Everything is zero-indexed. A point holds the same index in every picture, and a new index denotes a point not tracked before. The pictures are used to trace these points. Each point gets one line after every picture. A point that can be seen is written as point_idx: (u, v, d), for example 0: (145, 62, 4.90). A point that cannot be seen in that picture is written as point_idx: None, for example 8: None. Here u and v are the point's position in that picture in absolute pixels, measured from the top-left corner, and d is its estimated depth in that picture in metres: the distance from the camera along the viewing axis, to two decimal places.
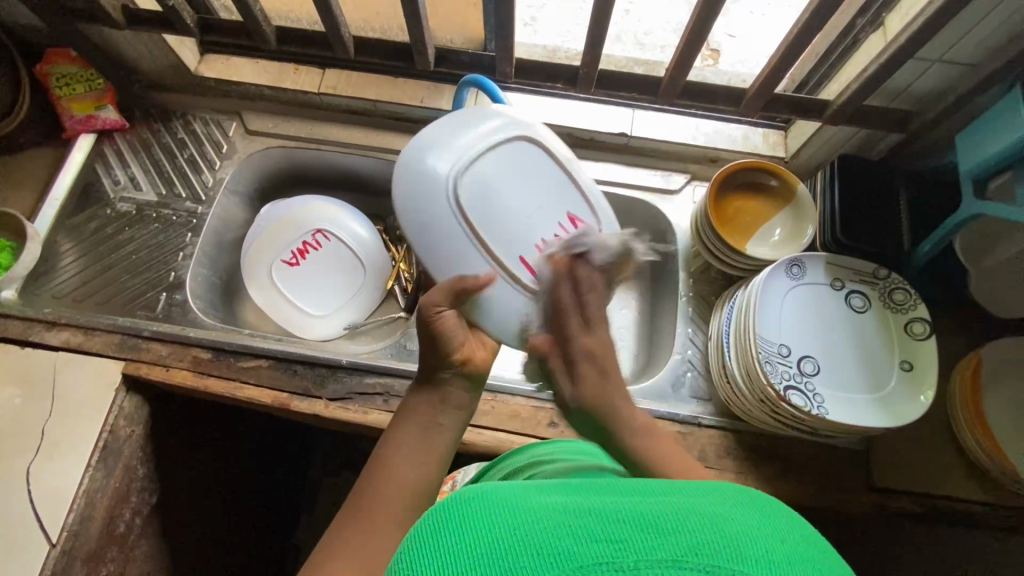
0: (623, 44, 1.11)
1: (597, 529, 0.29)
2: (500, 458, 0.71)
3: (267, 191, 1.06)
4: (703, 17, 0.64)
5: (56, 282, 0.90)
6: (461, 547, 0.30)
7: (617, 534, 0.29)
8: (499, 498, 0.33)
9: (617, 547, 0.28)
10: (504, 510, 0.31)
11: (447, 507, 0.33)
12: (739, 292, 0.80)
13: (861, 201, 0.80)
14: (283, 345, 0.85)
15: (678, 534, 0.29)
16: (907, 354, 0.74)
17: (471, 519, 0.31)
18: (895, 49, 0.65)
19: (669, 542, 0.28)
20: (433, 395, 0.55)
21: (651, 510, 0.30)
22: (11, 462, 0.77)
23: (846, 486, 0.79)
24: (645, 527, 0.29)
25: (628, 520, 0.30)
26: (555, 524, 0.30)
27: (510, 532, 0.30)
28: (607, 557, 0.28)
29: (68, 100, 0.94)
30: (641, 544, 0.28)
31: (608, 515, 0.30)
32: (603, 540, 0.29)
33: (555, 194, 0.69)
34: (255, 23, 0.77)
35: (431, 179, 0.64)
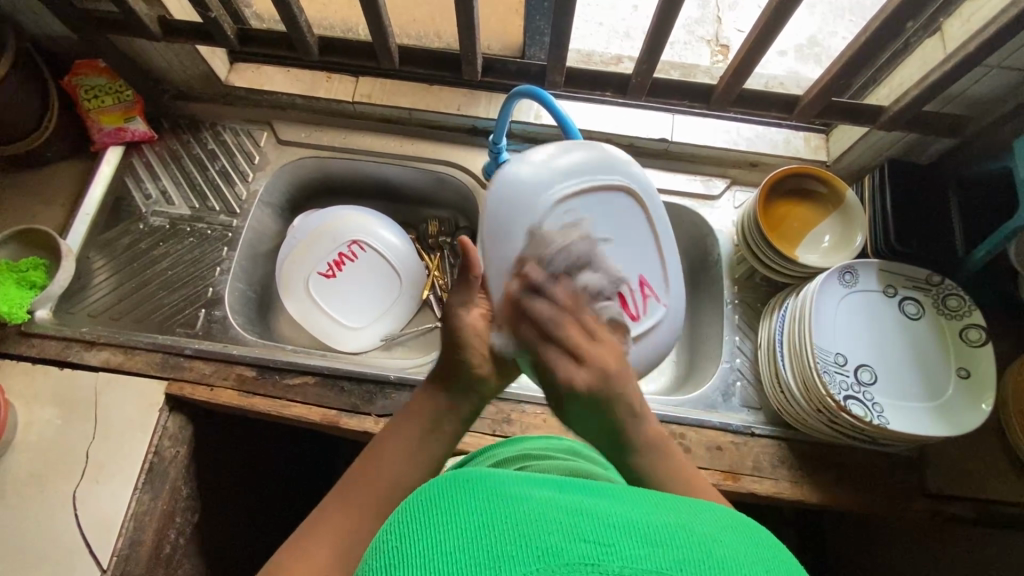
0: (633, 42, 1.07)
1: (587, 528, 0.28)
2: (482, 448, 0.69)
3: (298, 202, 1.04)
4: (765, 32, 0.64)
5: (90, 300, 0.88)
6: (448, 524, 0.29)
7: (605, 538, 0.28)
8: (491, 480, 0.32)
9: (604, 550, 0.27)
10: (500, 495, 0.30)
11: (441, 481, 0.32)
12: (790, 300, 0.79)
13: (912, 207, 0.79)
14: (328, 361, 0.83)
15: (667, 548, 0.28)
16: (964, 361, 0.74)
17: (461, 500, 0.30)
18: (962, 56, 0.64)
19: (656, 555, 0.28)
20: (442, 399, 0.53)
21: (644, 519, 0.30)
22: (55, 487, 0.76)
23: (899, 494, 0.78)
24: (635, 534, 0.28)
25: (622, 526, 0.29)
26: (546, 516, 0.29)
27: (499, 516, 0.29)
28: (593, 559, 0.27)
29: (97, 112, 0.91)
30: (629, 551, 0.28)
31: (600, 515, 0.29)
32: (591, 542, 0.28)
33: (637, 250, 0.67)
34: (300, 34, 0.75)
35: (528, 185, 0.63)
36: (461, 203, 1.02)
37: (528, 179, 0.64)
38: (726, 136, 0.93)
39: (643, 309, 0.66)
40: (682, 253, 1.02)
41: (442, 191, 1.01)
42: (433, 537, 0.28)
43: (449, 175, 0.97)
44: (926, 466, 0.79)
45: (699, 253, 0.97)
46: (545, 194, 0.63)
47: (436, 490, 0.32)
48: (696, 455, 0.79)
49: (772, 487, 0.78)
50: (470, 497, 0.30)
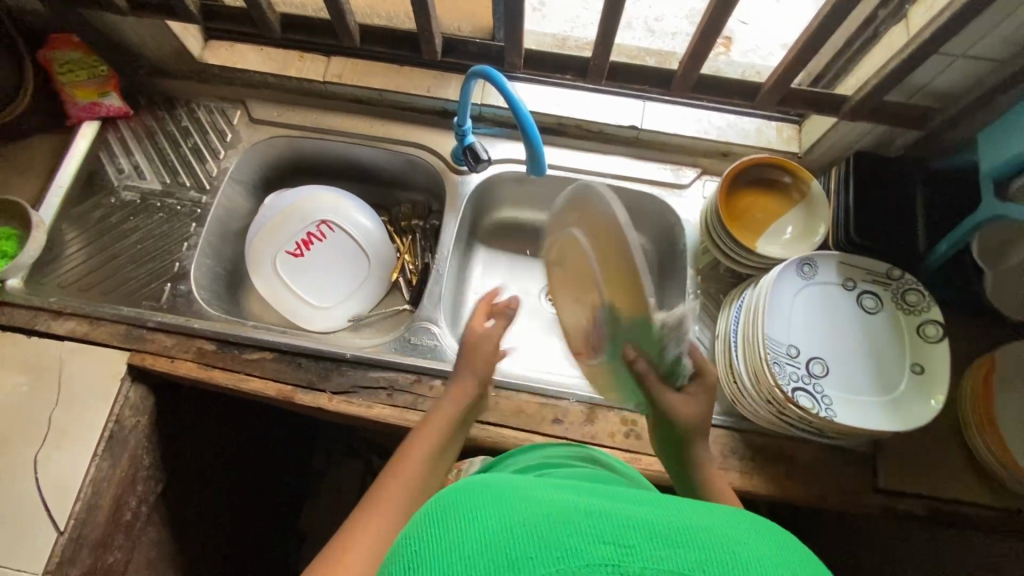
0: (633, 32, 1.08)
1: (606, 532, 0.30)
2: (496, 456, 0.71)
3: (271, 180, 1.05)
4: (716, 14, 0.63)
5: (61, 271, 0.90)
6: (470, 531, 0.31)
7: (626, 540, 0.29)
8: (507, 489, 0.34)
9: (624, 551, 0.29)
10: (517, 504, 0.32)
11: (459, 494, 0.34)
12: (747, 291, 0.78)
13: (876, 200, 0.78)
14: (287, 337, 0.85)
15: (684, 548, 0.29)
16: (919, 357, 0.73)
17: (478, 507, 0.32)
18: (918, 44, 0.62)
19: (676, 556, 0.29)
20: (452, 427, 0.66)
21: (664, 522, 0.31)
22: (18, 449, 0.78)
23: (851, 489, 0.78)
24: (653, 536, 0.30)
25: (638, 528, 0.30)
26: (565, 522, 0.30)
27: (521, 519, 0.31)
28: (613, 560, 0.28)
29: (73, 87, 0.93)
30: (651, 552, 0.29)
31: (619, 519, 0.31)
32: (610, 544, 0.29)
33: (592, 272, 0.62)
34: (260, 10, 0.76)
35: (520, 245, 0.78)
36: (432, 186, 1.03)
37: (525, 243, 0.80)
38: (696, 125, 0.92)
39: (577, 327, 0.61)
40: (651, 243, 1.01)
41: (412, 174, 1.02)
42: (459, 545, 0.30)
43: (418, 158, 0.97)
44: (880, 462, 0.78)
45: (665, 243, 0.97)
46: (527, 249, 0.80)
47: (453, 500, 0.34)
48: (647, 443, 0.78)
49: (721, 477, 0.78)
50: (486, 504, 0.32)
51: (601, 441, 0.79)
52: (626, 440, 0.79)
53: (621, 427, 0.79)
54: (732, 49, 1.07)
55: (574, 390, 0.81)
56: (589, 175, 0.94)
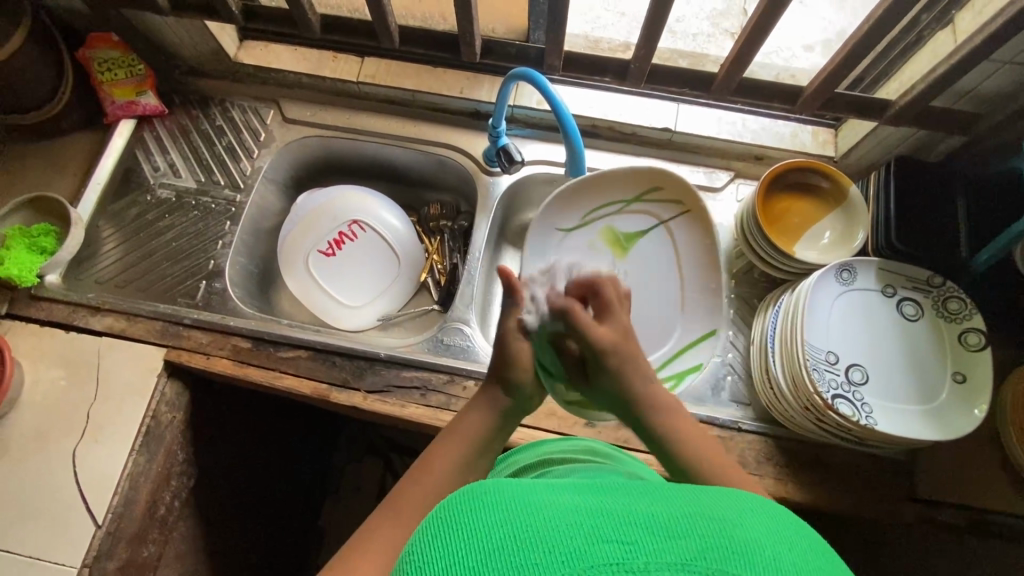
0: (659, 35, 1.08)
1: (606, 529, 0.30)
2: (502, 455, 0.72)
3: (302, 180, 1.05)
4: (762, 20, 0.63)
5: (98, 268, 0.91)
6: (474, 541, 0.30)
7: (627, 536, 0.30)
8: (507, 493, 0.33)
9: (627, 549, 0.29)
10: (518, 507, 0.32)
11: (456, 508, 0.33)
12: (785, 296, 0.78)
13: (917, 206, 0.77)
14: (321, 336, 0.85)
15: (688, 537, 0.30)
16: (960, 365, 0.72)
17: (480, 517, 0.32)
18: (969, 50, 0.62)
19: (677, 548, 0.29)
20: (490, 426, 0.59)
21: (662, 512, 0.31)
22: (57, 442, 0.79)
23: (886, 496, 0.77)
24: (654, 529, 0.30)
25: (638, 523, 0.30)
26: (565, 523, 0.30)
27: (523, 523, 0.31)
28: (616, 558, 0.29)
29: (110, 85, 0.94)
30: (654, 546, 0.29)
31: (616, 516, 0.31)
32: (611, 543, 0.29)
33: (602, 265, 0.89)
34: (301, 11, 0.76)
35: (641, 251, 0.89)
36: (462, 187, 1.03)
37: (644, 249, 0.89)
38: (730, 128, 0.92)
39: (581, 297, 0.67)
40: None
41: (443, 174, 1.02)
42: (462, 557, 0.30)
43: (449, 159, 0.97)
44: (916, 471, 0.77)
45: None
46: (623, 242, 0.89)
47: (451, 510, 0.33)
48: None
49: (756, 484, 0.77)
50: (487, 508, 0.32)
51: (634, 445, 0.78)
52: None
53: None
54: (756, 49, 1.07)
55: None
56: (620, 177, 0.94)
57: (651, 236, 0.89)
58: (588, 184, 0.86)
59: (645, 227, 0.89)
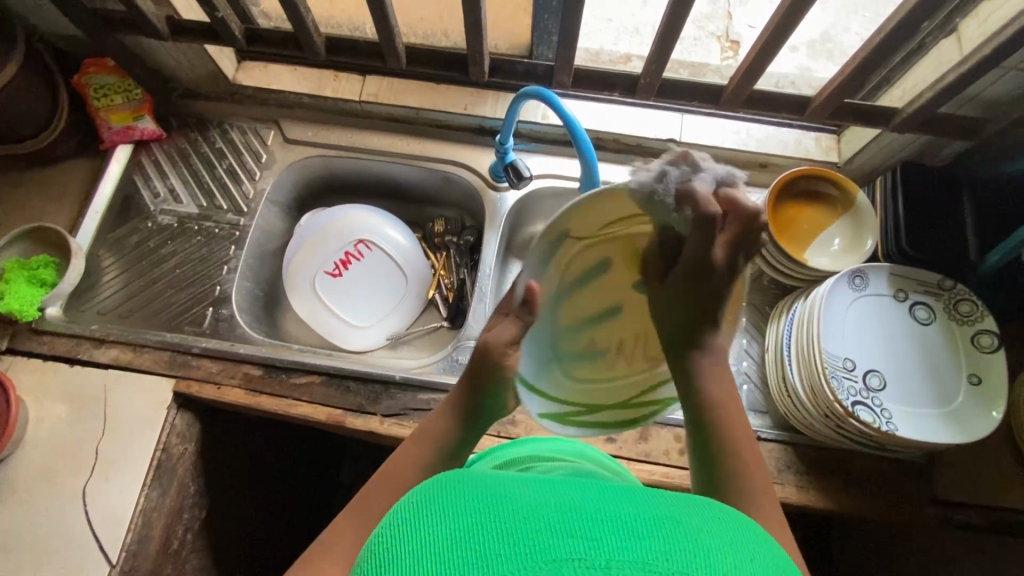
0: None
1: (574, 525, 0.29)
2: (490, 450, 0.71)
3: (304, 200, 1.04)
4: (774, 34, 0.63)
5: (100, 298, 0.89)
6: (439, 528, 0.31)
7: (592, 531, 0.29)
8: (482, 487, 0.34)
9: (587, 543, 0.28)
10: (488, 502, 0.32)
11: (438, 491, 0.34)
12: (799, 304, 0.78)
13: (925, 211, 0.78)
14: (333, 360, 0.84)
15: (653, 539, 0.29)
16: (975, 367, 0.73)
17: (450, 506, 0.32)
18: (977, 60, 0.63)
19: (644, 546, 0.28)
20: (456, 434, 0.57)
21: (630, 513, 0.31)
22: (65, 481, 0.77)
23: (907, 500, 0.77)
24: (621, 527, 0.29)
25: (606, 520, 0.30)
26: (530, 516, 0.30)
27: (487, 513, 0.31)
28: (578, 553, 0.28)
29: (107, 111, 0.92)
30: (617, 544, 0.28)
31: (586, 512, 0.30)
32: (576, 537, 0.29)
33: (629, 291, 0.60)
34: (306, 32, 0.75)
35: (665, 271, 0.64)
36: (467, 202, 1.02)
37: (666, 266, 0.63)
38: (735, 137, 0.92)
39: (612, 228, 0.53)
40: None
41: (448, 190, 1.01)
42: (426, 540, 0.30)
43: (454, 175, 0.97)
44: (935, 473, 0.78)
45: None
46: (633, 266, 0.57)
47: (425, 497, 0.34)
48: None
49: (778, 492, 0.77)
50: (457, 498, 0.33)
51: (656, 459, 0.78)
52: (680, 457, 0.78)
53: (676, 444, 0.79)
54: (742, 50, 1.08)
55: None
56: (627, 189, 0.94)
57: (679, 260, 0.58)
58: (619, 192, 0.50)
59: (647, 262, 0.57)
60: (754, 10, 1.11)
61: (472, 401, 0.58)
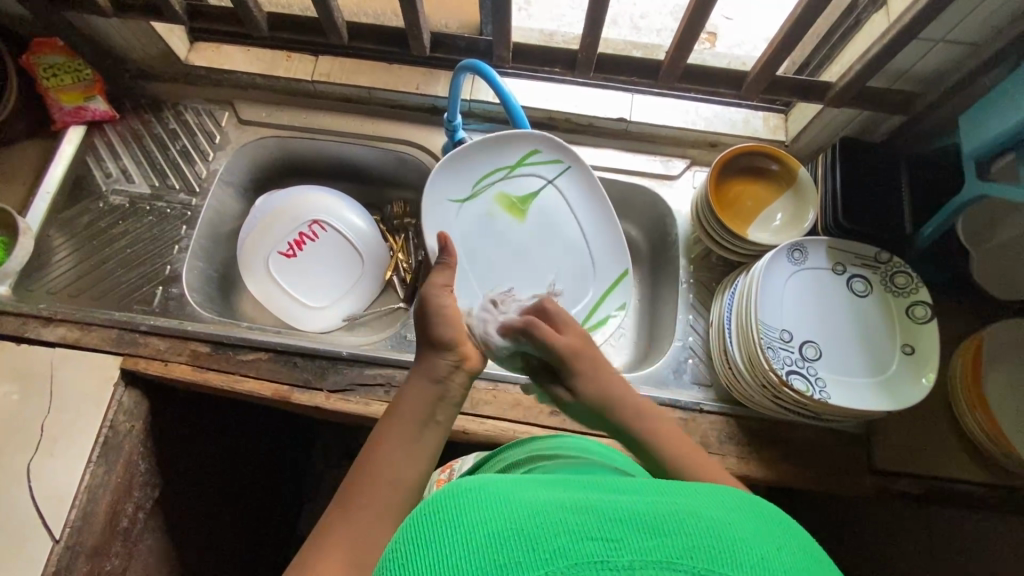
0: (618, 28, 1.09)
1: (597, 527, 0.30)
2: (490, 453, 0.71)
3: (261, 182, 1.04)
4: (701, 5, 0.64)
5: (49, 277, 0.89)
6: (463, 539, 0.30)
7: (615, 533, 0.29)
8: (495, 489, 0.33)
9: (613, 546, 0.29)
10: (508, 507, 0.31)
11: (445, 496, 0.32)
12: (740, 279, 0.79)
13: (863, 185, 0.79)
14: (281, 338, 0.84)
15: (673, 536, 0.30)
16: (908, 338, 0.74)
17: (467, 511, 0.31)
18: (898, 30, 0.64)
19: (664, 545, 0.29)
20: (430, 397, 0.54)
21: (646, 510, 0.31)
22: (9, 458, 0.77)
23: (845, 470, 0.79)
24: (642, 527, 0.30)
25: (625, 520, 0.30)
26: (551, 520, 0.30)
27: (506, 523, 0.30)
28: (602, 556, 0.28)
29: (56, 91, 0.92)
30: (639, 544, 0.29)
31: (605, 513, 0.31)
32: (599, 539, 0.29)
33: (538, 231, 0.86)
34: (246, 9, 0.76)
35: (559, 208, 0.86)
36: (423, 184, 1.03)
37: (553, 203, 0.86)
38: (684, 116, 0.93)
39: (511, 177, 0.85)
40: (642, 233, 1.02)
41: (403, 171, 1.02)
42: (451, 550, 0.29)
43: (408, 155, 0.97)
44: (874, 444, 0.80)
45: (657, 234, 0.98)
46: (529, 209, 0.86)
47: (439, 504, 0.32)
48: None
49: (719, 462, 0.78)
50: (473, 506, 0.31)
51: (598, 431, 0.79)
52: None
53: None
54: (716, 42, 1.09)
55: None
56: None
57: (543, 199, 0.86)
58: (479, 148, 0.82)
59: (535, 189, 0.86)
60: None
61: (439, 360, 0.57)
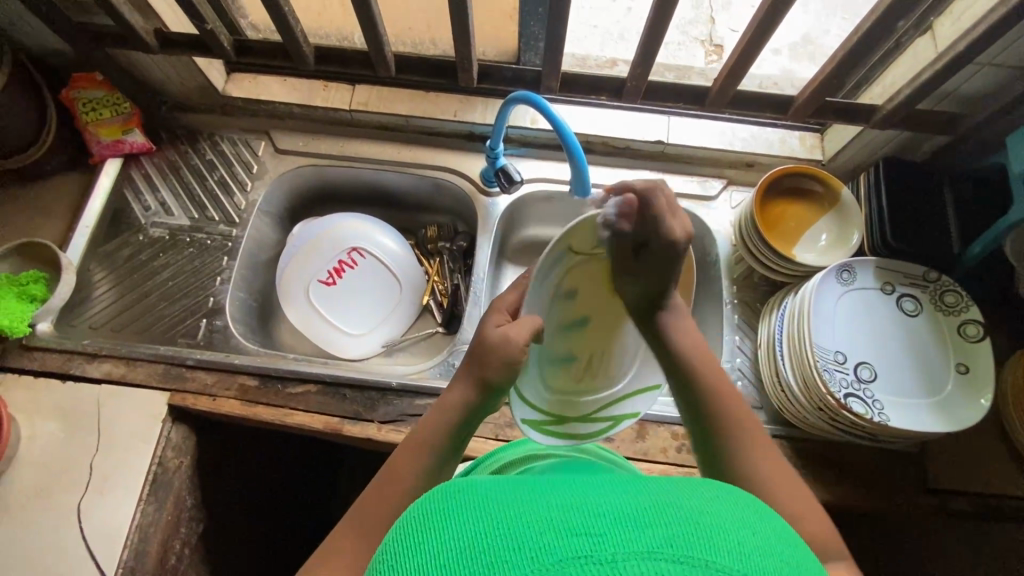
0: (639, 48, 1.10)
1: (576, 522, 0.28)
2: (487, 454, 0.69)
3: (296, 210, 1.04)
4: (755, 35, 0.65)
5: (92, 312, 0.88)
6: (445, 539, 0.29)
7: (595, 527, 0.28)
8: (473, 496, 0.32)
9: (593, 539, 0.27)
10: (490, 512, 0.30)
11: (425, 513, 0.32)
12: (789, 299, 0.79)
13: (909, 205, 0.80)
14: (329, 368, 0.84)
15: (653, 527, 0.28)
16: (963, 357, 0.74)
17: (451, 512, 0.31)
18: (952, 57, 0.65)
19: (644, 536, 0.27)
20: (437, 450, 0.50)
21: (627, 504, 0.29)
22: (59, 498, 0.76)
23: (902, 489, 0.79)
24: (620, 520, 0.28)
25: (603, 514, 0.28)
26: (527, 523, 0.28)
27: (480, 531, 0.29)
28: (585, 551, 0.26)
29: (95, 125, 0.92)
30: (619, 536, 0.27)
31: (584, 508, 0.29)
32: (581, 535, 0.27)
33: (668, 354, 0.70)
34: (296, 43, 0.76)
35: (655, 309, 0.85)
36: (459, 208, 1.03)
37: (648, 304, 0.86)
38: (721, 138, 0.94)
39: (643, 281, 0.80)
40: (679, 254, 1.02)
41: (439, 196, 1.02)
42: (431, 545, 0.29)
43: (447, 181, 0.98)
44: (929, 463, 0.80)
45: (696, 254, 0.98)
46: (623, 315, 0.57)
47: (426, 518, 0.31)
48: None
49: None
50: (452, 519, 0.30)
51: (654, 457, 0.79)
52: (678, 455, 0.79)
53: (673, 441, 0.79)
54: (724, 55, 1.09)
55: None
56: None
57: None
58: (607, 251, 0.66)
59: None
60: (730, 12, 1.14)
61: (483, 401, 0.50)
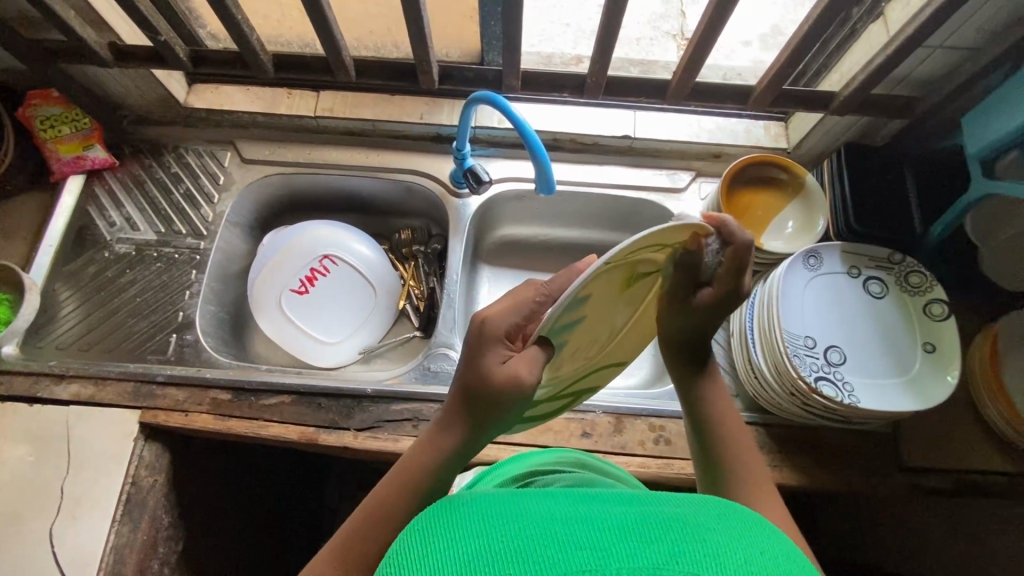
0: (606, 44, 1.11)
1: (581, 539, 0.28)
2: (485, 471, 0.69)
3: (267, 219, 1.03)
4: (709, 27, 0.66)
5: (58, 333, 0.87)
6: (448, 547, 0.28)
7: (603, 543, 0.27)
8: (476, 508, 0.31)
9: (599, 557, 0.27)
10: (492, 524, 0.29)
11: (427, 522, 0.31)
12: (758, 287, 0.80)
13: (870, 189, 0.81)
14: (303, 378, 0.83)
15: (658, 544, 0.28)
16: (930, 336, 0.76)
17: (452, 523, 0.30)
18: (901, 41, 0.66)
19: (648, 553, 0.27)
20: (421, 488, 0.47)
21: (632, 520, 0.29)
22: (29, 523, 0.74)
23: (877, 470, 0.80)
24: (625, 537, 0.28)
25: (609, 531, 0.28)
26: (531, 537, 0.28)
27: (484, 542, 0.28)
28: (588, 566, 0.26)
29: (55, 142, 0.90)
30: (623, 553, 0.27)
31: (589, 525, 0.29)
32: (587, 550, 0.27)
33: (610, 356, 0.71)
34: (252, 51, 0.76)
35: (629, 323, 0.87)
36: (431, 211, 1.02)
37: None
38: (688, 130, 0.95)
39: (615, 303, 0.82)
40: None
41: (410, 200, 1.01)
42: (434, 552, 0.28)
43: (417, 184, 0.97)
44: (903, 442, 0.80)
45: None
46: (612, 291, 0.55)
47: (428, 525, 0.31)
48: (677, 447, 0.79)
49: None
50: (454, 528, 0.30)
51: (632, 450, 0.79)
52: (655, 446, 0.79)
53: (650, 434, 0.79)
54: None
55: (598, 401, 0.81)
56: (588, 187, 0.96)
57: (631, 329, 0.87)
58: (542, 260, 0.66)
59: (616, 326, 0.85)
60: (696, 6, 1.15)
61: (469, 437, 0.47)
